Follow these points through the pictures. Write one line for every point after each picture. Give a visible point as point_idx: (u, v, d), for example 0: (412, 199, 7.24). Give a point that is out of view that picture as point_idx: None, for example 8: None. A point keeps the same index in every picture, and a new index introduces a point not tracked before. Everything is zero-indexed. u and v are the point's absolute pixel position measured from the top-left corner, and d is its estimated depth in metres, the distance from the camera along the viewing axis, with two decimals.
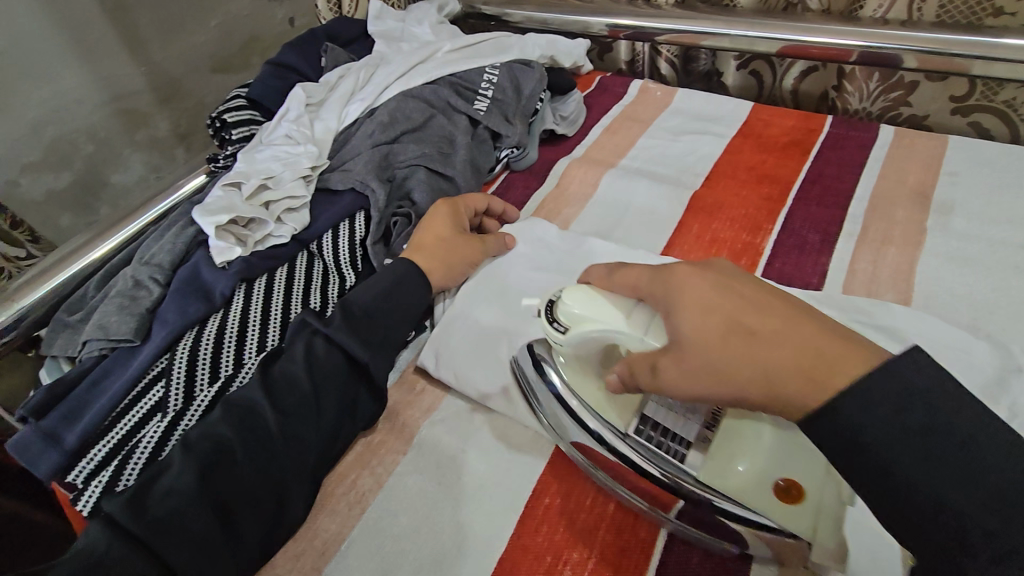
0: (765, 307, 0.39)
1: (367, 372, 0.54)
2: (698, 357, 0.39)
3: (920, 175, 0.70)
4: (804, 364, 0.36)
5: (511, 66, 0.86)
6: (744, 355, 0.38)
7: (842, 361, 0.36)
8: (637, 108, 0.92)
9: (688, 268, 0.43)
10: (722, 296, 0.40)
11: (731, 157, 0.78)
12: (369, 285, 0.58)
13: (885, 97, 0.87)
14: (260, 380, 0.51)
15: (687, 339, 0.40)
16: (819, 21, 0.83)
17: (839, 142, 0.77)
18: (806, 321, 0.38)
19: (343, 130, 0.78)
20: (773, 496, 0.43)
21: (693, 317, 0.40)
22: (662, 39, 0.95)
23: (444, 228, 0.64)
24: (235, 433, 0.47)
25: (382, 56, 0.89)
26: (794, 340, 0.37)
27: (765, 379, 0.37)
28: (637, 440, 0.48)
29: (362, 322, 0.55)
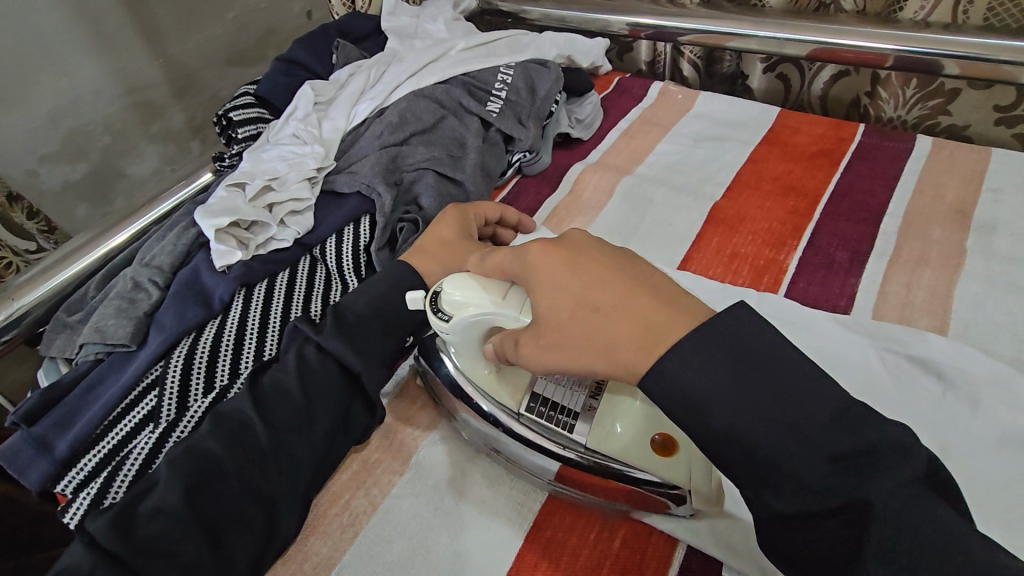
0: (610, 277, 0.37)
1: (362, 383, 0.51)
2: (552, 337, 0.38)
3: (959, 190, 0.66)
4: (636, 334, 0.35)
5: (526, 66, 0.83)
6: (590, 330, 0.36)
7: (670, 323, 0.34)
8: (656, 111, 0.88)
9: (542, 242, 0.40)
10: (569, 269, 0.38)
11: (755, 166, 0.74)
12: (364, 293, 0.55)
13: (923, 105, 0.82)
14: (254, 392, 0.49)
15: (543, 315, 0.38)
16: (852, 23, 0.79)
17: (871, 152, 0.73)
18: (655, 286, 0.37)
19: (352, 130, 0.76)
20: (652, 454, 0.43)
21: (545, 295, 0.38)
22: (685, 39, 0.90)
23: (457, 241, 0.61)
24: (224, 449, 0.45)
25: (395, 54, 0.87)
26: (627, 308, 0.36)
27: (607, 351, 0.36)
28: (528, 417, 0.47)
29: (357, 330, 0.53)
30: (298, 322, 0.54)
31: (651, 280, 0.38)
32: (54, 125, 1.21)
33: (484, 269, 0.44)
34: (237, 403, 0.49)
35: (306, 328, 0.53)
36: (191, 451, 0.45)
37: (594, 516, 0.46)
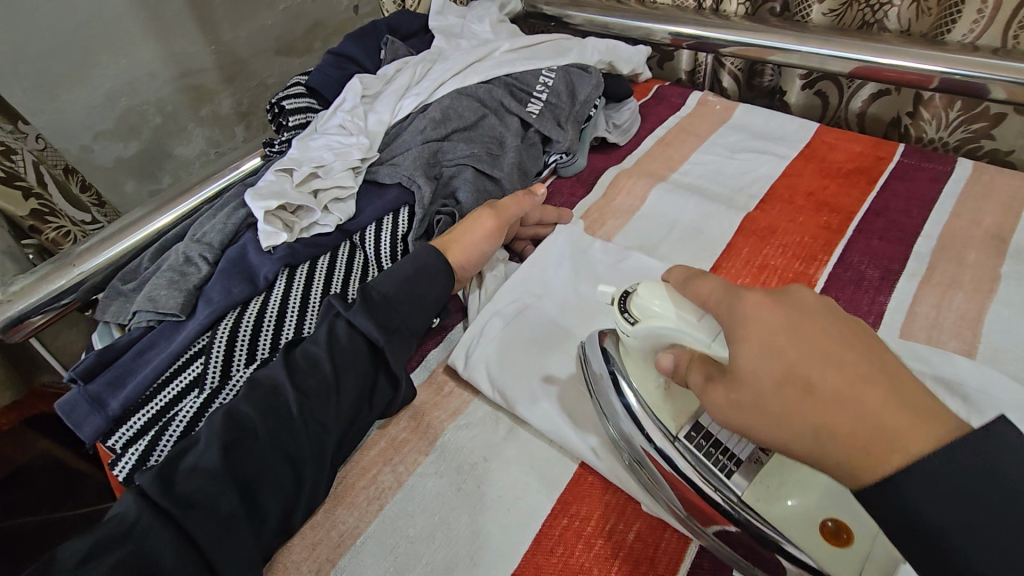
0: (849, 355, 0.33)
1: (383, 354, 0.54)
2: (754, 400, 0.34)
3: (998, 215, 0.65)
4: (859, 438, 0.31)
5: (567, 71, 0.85)
6: (819, 417, 0.32)
7: (912, 434, 0.30)
8: (694, 120, 0.89)
9: (758, 296, 0.36)
10: (791, 339, 0.33)
11: (790, 180, 0.75)
12: (390, 274, 0.58)
13: (966, 128, 0.81)
14: (284, 362, 0.52)
15: (750, 381, 0.34)
16: (898, 43, 0.78)
17: (910, 172, 0.73)
18: (901, 376, 0.32)
19: (396, 123, 0.79)
20: (819, 537, 0.40)
21: (749, 356, 0.34)
22: (729, 51, 0.91)
23: (468, 217, 0.65)
24: (257, 412, 0.48)
25: (441, 52, 0.89)
26: (862, 401, 0.31)
27: (819, 439, 0.32)
28: (684, 445, 0.44)
29: (382, 308, 0.55)
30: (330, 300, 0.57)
31: (888, 365, 0.33)
32: (110, 104, 1.28)
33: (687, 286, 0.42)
34: (269, 372, 0.52)
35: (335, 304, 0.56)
36: (227, 413, 0.47)
37: (609, 508, 0.48)
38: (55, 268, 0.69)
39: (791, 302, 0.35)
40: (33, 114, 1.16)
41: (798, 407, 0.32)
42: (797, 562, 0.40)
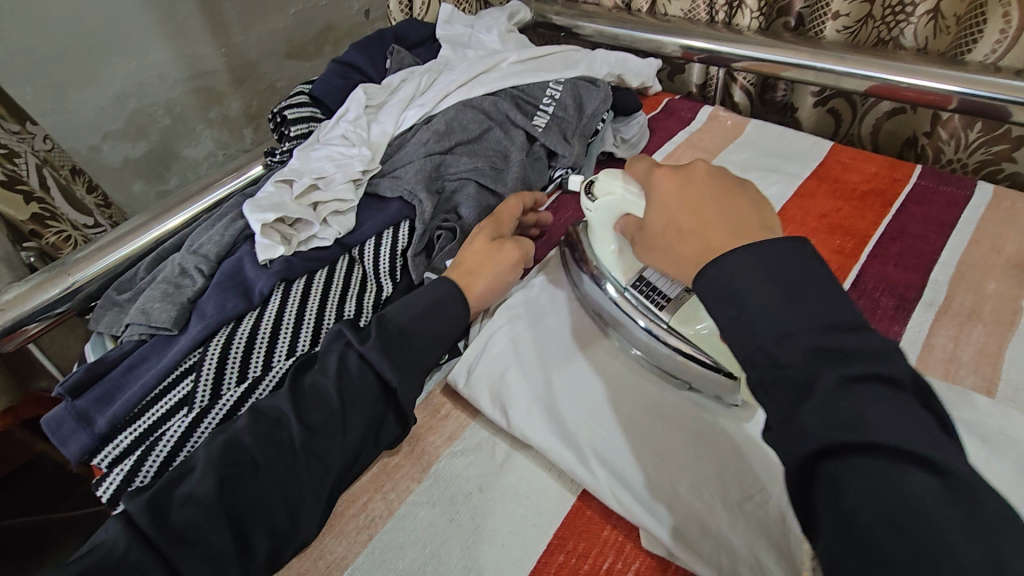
0: (709, 198, 0.42)
1: (389, 387, 0.52)
2: (649, 237, 0.46)
3: (1019, 243, 0.63)
4: (696, 249, 0.41)
5: (575, 84, 0.83)
6: (680, 243, 0.42)
7: (716, 240, 0.40)
8: (704, 135, 0.87)
9: (666, 172, 0.46)
10: (676, 194, 0.44)
11: (802, 200, 0.73)
12: (403, 306, 0.56)
13: (985, 150, 0.79)
14: (291, 391, 0.50)
15: (648, 222, 0.46)
16: (915, 61, 0.76)
17: (927, 196, 0.71)
18: (744, 209, 0.41)
19: (399, 135, 0.78)
20: (720, 343, 0.49)
21: (653, 209, 0.45)
22: (739, 65, 0.90)
23: (481, 247, 0.63)
24: (255, 443, 0.46)
25: (447, 62, 0.88)
26: (707, 223, 0.41)
27: (680, 259, 0.42)
28: (631, 293, 0.55)
29: (397, 343, 0.53)
30: (337, 330, 0.56)
31: (746, 216, 0.41)
32: (120, 105, 1.28)
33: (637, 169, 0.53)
34: (274, 403, 0.50)
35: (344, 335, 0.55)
36: (227, 443, 0.46)
37: (609, 547, 0.46)
38: (50, 277, 0.68)
39: (685, 172, 0.45)
40: (40, 114, 1.16)
41: (669, 237, 0.43)
42: (703, 364, 0.50)
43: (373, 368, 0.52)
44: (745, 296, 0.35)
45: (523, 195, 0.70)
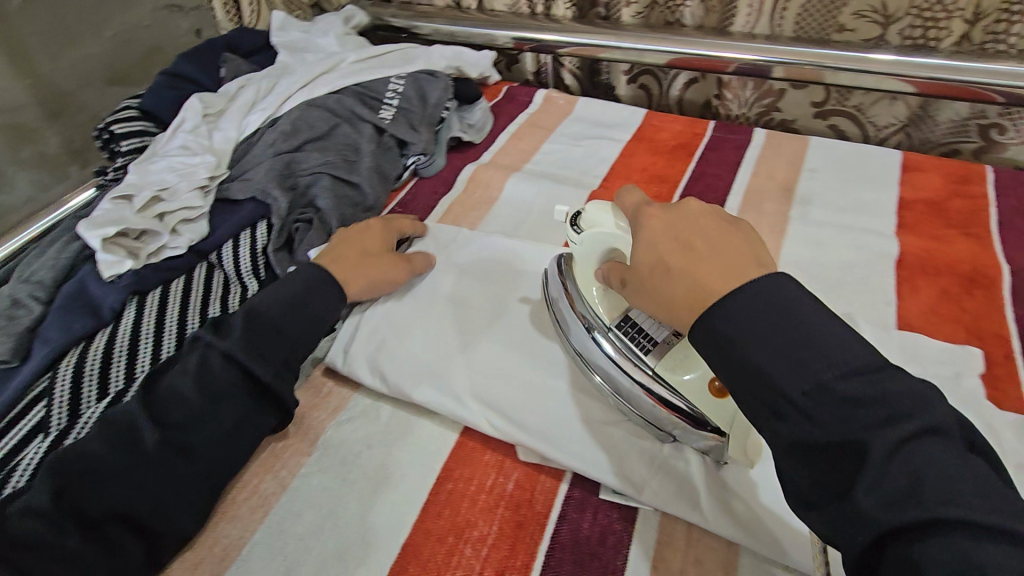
0: (704, 236, 0.42)
1: (249, 378, 0.52)
2: (641, 282, 0.43)
3: (784, 172, 0.80)
4: (686, 295, 0.40)
5: (416, 77, 0.88)
6: (666, 288, 0.41)
7: (713, 286, 0.39)
8: (542, 116, 0.97)
9: (656, 211, 0.45)
10: (667, 232, 0.43)
11: (626, 159, 0.85)
12: (265, 295, 0.56)
13: (759, 103, 0.96)
14: (149, 394, 0.50)
15: (637, 263, 0.44)
16: (697, 35, 0.92)
17: (719, 145, 0.86)
18: (737, 246, 0.41)
19: (244, 140, 0.78)
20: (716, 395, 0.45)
21: (643, 249, 0.43)
22: (565, 51, 1.02)
23: (353, 235, 0.65)
24: (107, 449, 0.46)
25: (286, 66, 0.89)
26: (699, 265, 0.40)
27: (670, 304, 0.41)
28: (617, 334, 0.50)
29: (265, 336, 0.53)
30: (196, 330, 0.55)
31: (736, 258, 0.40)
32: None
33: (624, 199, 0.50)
34: (128, 405, 0.49)
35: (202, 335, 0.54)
36: (75, 450, 0.46)
37: (490, 466, 0.51)
38: None
39: (676, 208, 0.44)
40: None
41: (659, 283, 0.41)
42: (683, 413, 0.46)
43: (233, 363, 0.51)
44: (745, 347, 0.36)
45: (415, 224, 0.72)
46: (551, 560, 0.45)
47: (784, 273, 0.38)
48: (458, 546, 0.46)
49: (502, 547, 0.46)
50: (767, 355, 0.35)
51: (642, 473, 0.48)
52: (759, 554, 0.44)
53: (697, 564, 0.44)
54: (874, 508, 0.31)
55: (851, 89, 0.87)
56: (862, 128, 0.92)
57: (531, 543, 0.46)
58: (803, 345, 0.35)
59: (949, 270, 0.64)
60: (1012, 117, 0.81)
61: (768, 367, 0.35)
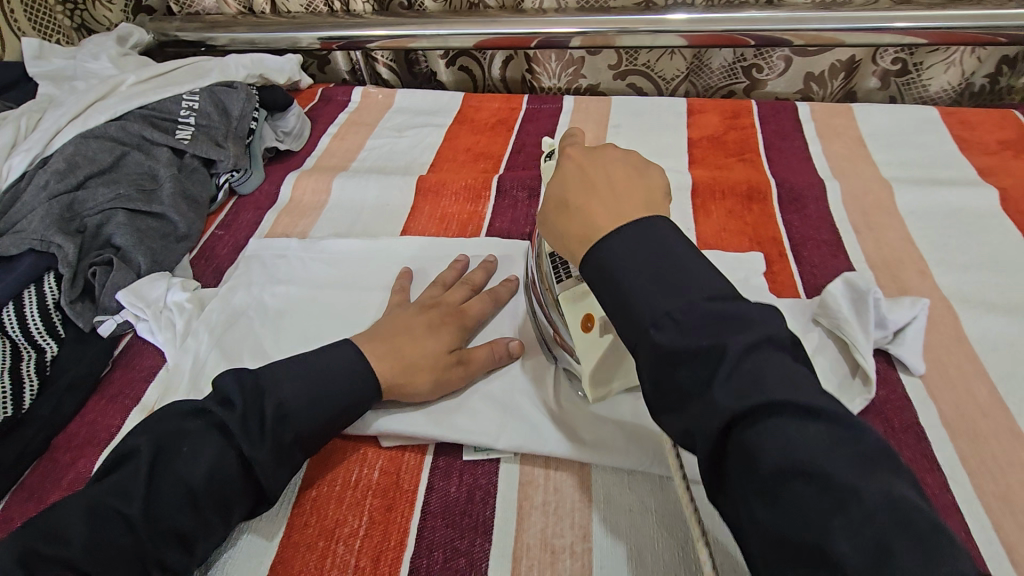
0: (607, 177, 0.43)
1: (260, 485, 0.44)
2: (546, 218, 0.44)
3: (594, 131, 0.87)
4: (579, 232, 0.41)
5: (212, 90, 0.82)
6: (563, 221, 0.42)
7: (601, 221, 0.40)
8: (361, 112, 0.95)
9: (574, 151, 0.45)
10: (578, 174, 0.43)
11: (450, 142, 0.87)
12: (293, 377, 0.47)
13: (566, 73, 1.03)
14: (184, 459, 0.43)
15: (551, 197, 0.44)
16: (498, 15, 0.95)
17: (535, 116, 0.91)
18: (637, 190, 0.42)
19: (9, 188, 0.68)
20: (579, 324, 0.49)
21: (555, 186, 0.44)
22: (376, 45, 0.99)
23: (410, 314, 0.54)
24: (85, 551, 0.39)
25: (51, 98, 0.79)
26: (597, 203, 0.41)
27: (565, 237, 0.42)
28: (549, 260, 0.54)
29: (308, 412, 0.46)
30: (205, 407, 0.45)
31: (631, 203, 0.41)
32: None
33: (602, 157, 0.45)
34: (120, 497, 0.41)
35: (217, 416, 0.44)
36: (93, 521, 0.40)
37: (352, 461, 0.50)
38: None
39: (593, 153, 0.45)
40: None
41: (562, 218, 0.42)
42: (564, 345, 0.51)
43: (256, 468, 0.43)
44: (625, 270, 0.38)
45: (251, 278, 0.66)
46: (425, 530, 0.46)
47: (666, 219, 0.39)
48: (330, 547, 0.45)
49: (375, 535, 0.45)
50: (643, 273, 0.37)
51: (495, 424, 0.50)
52: (607, 467, 0.48)
53: (557, 492, 0.47)
54: (669, 309, 0.36)
55: (636, 50, 0.97)
56: (654, 83, 1.02)
57: (403, 522, 0.46)
58: (679, 278, 0.37)
59: (731, 192, 0.73)
60: (765, 57, 0.95)
61: (645, 285, 0.37)
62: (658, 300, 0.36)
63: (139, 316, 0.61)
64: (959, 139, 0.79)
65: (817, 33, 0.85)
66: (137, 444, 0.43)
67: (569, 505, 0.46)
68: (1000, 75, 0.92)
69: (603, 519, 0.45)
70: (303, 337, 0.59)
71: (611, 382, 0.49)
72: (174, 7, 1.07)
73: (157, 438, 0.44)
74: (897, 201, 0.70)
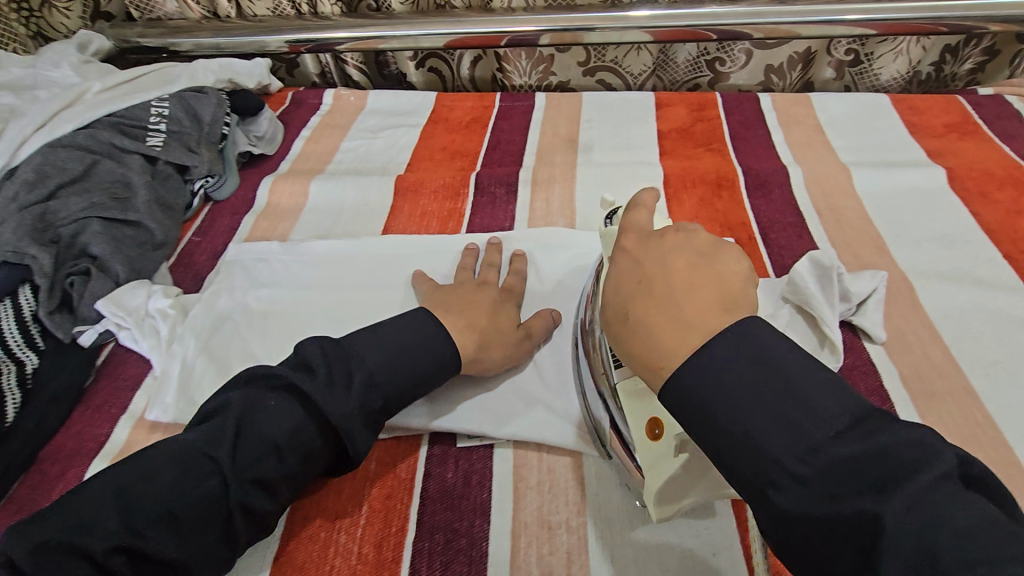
0: (675, 278, 0.40)
1: (342, 444, 0.45)
2: (611, 327, 0.42)
3: (567, 126, 0.89)
4: (653, 350, 0.38)
5: (181, 96, 0.81)
6: (628, 335, 0.40)
7: (670, 335, 0.37)
8: (334, 115, 0.95)
9: (633, 244, 0.43)
10: (638, 274, 0.41)
11: (425, 142, 0.88)
12: (376, 345, 0.48)
13: (536, 71, 1.05)
14: (269, 412, 0.44)
15: (612, 302, 0.42)
16: (467, 15, 0.96)
17: (508, 113, 0.92)
18: (707, 285, 0.39)
19: None
20: (643, 433, 0.43)
21: (617, 289, 0.42)
22: (345, 47, 0.99)
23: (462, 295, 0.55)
24: (173, 489, 0.40)
25: (13, 108, 0.77)
26: (667, 310, 0.38)
27: (636, 355, 0.39)
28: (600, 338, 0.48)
29: (398, 375, 0.47)
30: (287, 367, 0.46)
31: (706, 306, 0.38)
32: None
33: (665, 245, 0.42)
34: (209, 444, 0.42)
35: (298, 377, 0.46)
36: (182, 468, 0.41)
37: None
38: None
39: (650, 245, 0.43)
40: None
41: (630, 328, 0.40)
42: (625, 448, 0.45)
43: (337, 427, 0.44)
44: (715, 402, 0.35)
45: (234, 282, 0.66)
46: (425, 515, 0.47)
47: (748, 321, 0.36)
48: (331, 538, 0.46)
49: (376, 523, 0.46)
50: (733, 410, 0.34)
51: (487, 409, 0.51)
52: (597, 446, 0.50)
53: (550, 472, 0.49)
54: (785, 452, 0.32)
55: (604, 47, 0.99)
56: (622, 78, 1.05)
57: (403, 509, 0.47)
58: (773, 386, 0.34)
59: (701, 181, 0.76)
60: (726, 51, 0.99)
61: (745, 420, 0.34)
62: (767, 442, 0.33)
63: (121, 325, 0.61)
64: (909, 124, 0.84)
65: (775, 25, 0.88)
66: (222, 402, 0.45)
67: (563, 482, 0.48)
68: (943, 63, 0.98)
69: (595, 494, 0.47)
70: (293, 339, 0.60)
71: (685, 498, 0.41)
72: (135, 13, 1.05)
73: (242, 394, 0.45)
74: (855, 183, 0.74)
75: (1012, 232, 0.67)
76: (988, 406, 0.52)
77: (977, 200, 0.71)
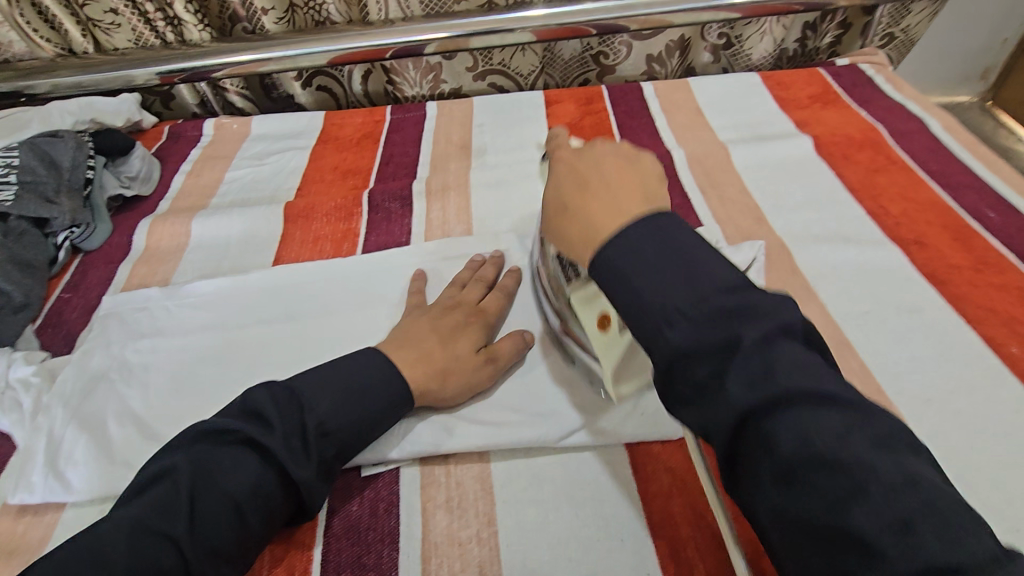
0: (601, 172, 0.43)
1: (301, 497, 0.43)
2: (552, 225, 0.45)
3: (460, 133, 0.89)
4: (580, 232, 0.41)
5: (34, 143, 0.74)
6: (565, 225, 0.43)
7: (602, 215, 0.40)
8: (216, 146, 0.90)
9: (564, 153, 0.47)
10: (569, 175, 0.44)
11: (315, 163, 0.85)
12: (323, 386, 0.46)
13: (426, 80, 1.04)
14: (221, 476, 0.40)
15: (550, 202, 0.45)
16: (346, 30, 0.93)
17: (401, 124, 0.91)
18: (633, 182, 0.42)
19: None
20: (598, 329, 0.50)
21: (552, 189, 0.45)
22: (222, 74, 0.94)
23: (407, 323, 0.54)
24: (126, 573, 0.36)
25: None
26: (597, 200, 0.41)
27: (569, 242, 0.42)
28: (554, 260, 0.52)
29: (349, 421, 0.45)
30: (243, 424, 0.43)
31: (626, 197, 0.41)
32: None
33: (597, 150, 0.46)
34: (164, 518, 0.38)
35: (257, 433, 0.42)
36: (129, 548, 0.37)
37: None
38: None
39: (584, 150, 0.46)
40: None
41: (567, 227, 0.42)
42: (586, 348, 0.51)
43: (301, 486, 0.42)
44: (699, 357, 0.32)
45: (112, 335, 0.61)
46: (330, 556, 0.45)
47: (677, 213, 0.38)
48: None
49: (277, 574, 0.44)
50: (750, 382, 0.31)
51: (398, 432, 0.50)
52: (505, 450, 0.49)
53: (459, 486, 0.48)
54: (783, 411, 0.30)
55: (490, 50, 0.99)
56: (512, 79, 1.06)
57: (306, 554, 0.45)
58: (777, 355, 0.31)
59: None
60: (608, 45, 1.02)
61: (734, 372, 0.31)
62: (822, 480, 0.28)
63: None
64: (779, 98, 0.89)
65: (646, 16, 0.91)
66: (171, 466, 0.41)
67: (472, 495, 0.47)
68: (805, 38, 1.05)
69: (515, 506, 0.46)
70: (175, 387, 0.56)
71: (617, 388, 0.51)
72: None
73: (196, 462, 0.41)
74: (734, 160, 0.78)
75: (872, 189, 0.72)
76: (862, 354, 0.55)
77: (841, 163, 0.76)
